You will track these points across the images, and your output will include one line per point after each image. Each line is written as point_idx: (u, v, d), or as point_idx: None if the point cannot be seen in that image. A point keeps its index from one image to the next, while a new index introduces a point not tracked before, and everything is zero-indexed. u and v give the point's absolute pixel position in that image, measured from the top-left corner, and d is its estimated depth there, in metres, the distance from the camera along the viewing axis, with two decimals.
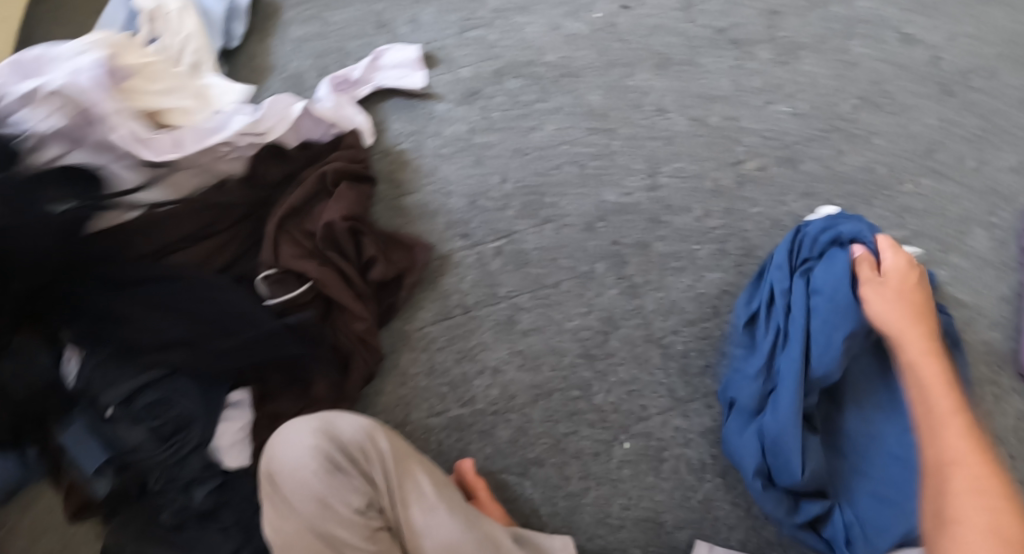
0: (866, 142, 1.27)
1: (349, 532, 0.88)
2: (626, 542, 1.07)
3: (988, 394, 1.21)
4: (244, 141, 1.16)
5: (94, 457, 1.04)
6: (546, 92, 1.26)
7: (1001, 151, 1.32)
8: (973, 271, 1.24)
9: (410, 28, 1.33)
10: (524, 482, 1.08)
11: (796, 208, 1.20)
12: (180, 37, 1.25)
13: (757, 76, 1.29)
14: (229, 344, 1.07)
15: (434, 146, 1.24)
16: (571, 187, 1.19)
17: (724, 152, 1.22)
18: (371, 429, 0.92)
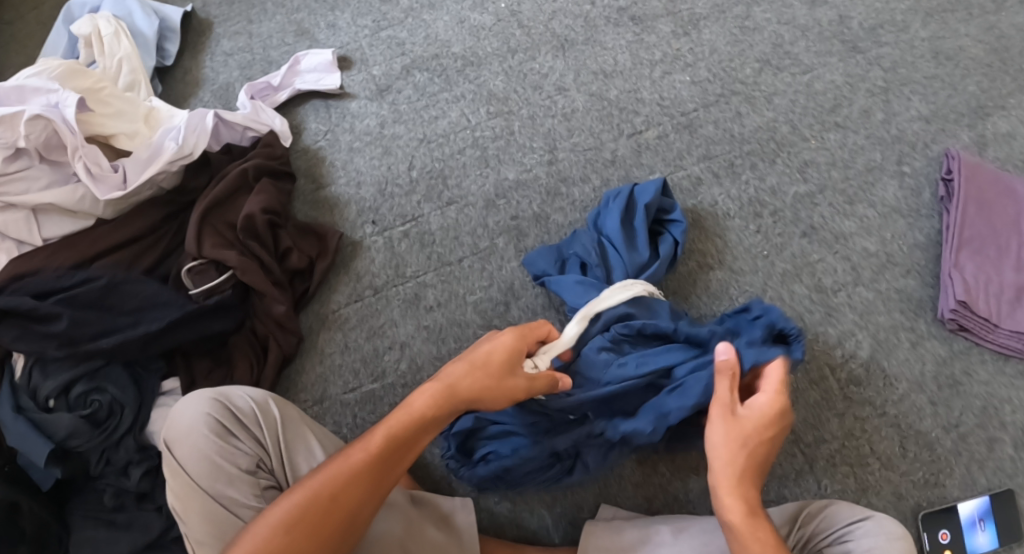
0: (766, 103, 1.30)
1: (238, 490, 0.97)
2: (532, 503, 1.12)
3: (902, 341, 1.19)
4: (174, 165, 1.22)
5: (31, 446, 1.11)
6: (451, 82, 1.33)
7: (911, 101, 1.31)
8: (881, 220, 1.25)
9: (328, 33, 1.41)
10: (435, 451, 1.15)
11: (695, 169, 1.26)
12: (116, 60, 1.34)
13: (657, 49, 1.33)
14: (131, 336, 1.14)
15: (348, 141, 1.32)
16: (472, 169, 1.26)
17: (620, 125, 1.28)
18: (262, 398, 1.03)
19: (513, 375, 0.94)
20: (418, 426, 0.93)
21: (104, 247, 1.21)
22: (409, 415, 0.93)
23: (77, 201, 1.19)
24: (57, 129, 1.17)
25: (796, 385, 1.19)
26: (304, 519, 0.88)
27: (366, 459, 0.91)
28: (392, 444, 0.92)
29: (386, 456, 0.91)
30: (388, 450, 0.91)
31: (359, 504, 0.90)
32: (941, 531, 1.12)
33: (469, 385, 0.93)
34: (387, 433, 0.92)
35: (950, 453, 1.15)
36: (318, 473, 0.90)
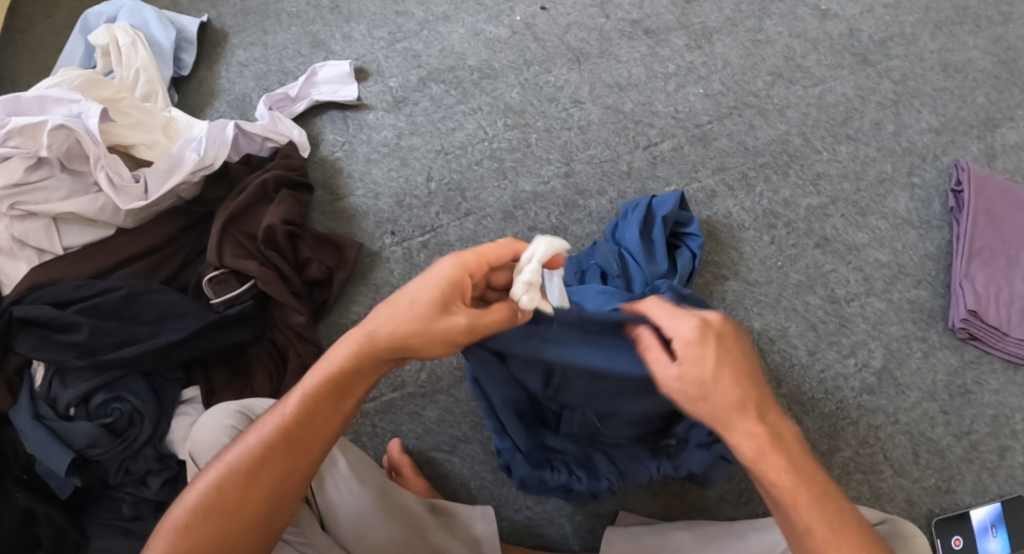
0: (779, 116, 1.32)
1: None
2: (552, 512, 1.13)
3: (914, 351, 1.21)
4: (195, 175, 1.23)
5: (51, 455, 1.13)
6: (467, 95, 1.34)
7: (920, 114, 1.33)
8: (893, 231, 1.26)
9: (343, 45, 1.42)
10: (453, 460, 1.16)
11: (709, 182, 1.28)
12: (133, 70, 1.34)
13: (670, 62, 1.35)
14: (151, 346, 1.14)
15: (365, 152, 1.33)
16: (489, 180, 1.28)
17: (635, 138, 1.30)
18: None
19: (447, 315, 0.82)
20: (331, 398, 0.86)
21: (123, 258, 1.21)
22: (308, 389, 0.86)
23: (98, 210, 1.20)
24: (79, 138, 1.17)
25: (811, 393, 1.19)
26: (216, 505, 0.84)
27: (262, 442, 0.86)
28: (303, 416, 0.86)
29: (292, 435, 0.86)
30: (297, 425, 0.86)
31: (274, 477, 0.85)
32: (955, 537, 1.13)
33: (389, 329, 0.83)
34: (300, 404, 0.86)
35: (962, 460, 1.17)
36: (233, 453, 0.86)
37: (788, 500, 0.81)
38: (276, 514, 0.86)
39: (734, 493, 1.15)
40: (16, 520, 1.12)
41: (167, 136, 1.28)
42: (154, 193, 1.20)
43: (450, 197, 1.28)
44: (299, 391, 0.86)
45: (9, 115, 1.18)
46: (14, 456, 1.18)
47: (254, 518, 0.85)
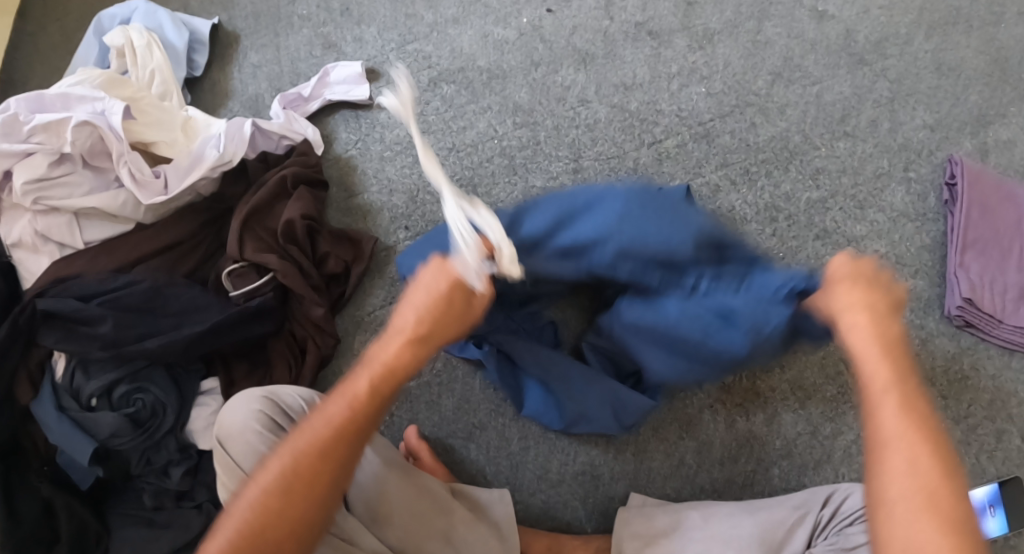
0: (779, 113, 1.37)
1: None
2: (566, 495, 1.17)
3: (913, 338, 1.26)
4: (215, 172, 1.26)
5: (75, 445, 1.14)
6: (477, 94, 1.39)
7: (915, 111, 1.38)
8: (890, 224, 1.31)
9: (355, 46, 1.46)
10: (470, 446, 1.20)
11: (713, 177, 1.32)
12: (149, 71, 1.37)
13: (673, 62, 1.40)
14: (176, 338, 1.16)
15: (378, 150, 1.37)
16: (501, 177, 1.33)
17: (640, 136, 1.34)
18: (309, 396, 1.07)
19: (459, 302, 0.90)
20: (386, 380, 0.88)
21: (145, 252, 1.24)
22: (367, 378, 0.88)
23: (119, 206, 1.22)
24: (103, 135, 1.20)
25: (814, 379, 1.23)
26: (276, 507, 0.83)
27: (331, 431, 0.85)
28: (353, 423, 0.86)
29: (354, 425, 0.86)
30: (351, 418, 0.86)
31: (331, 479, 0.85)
32: None
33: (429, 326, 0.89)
34: (350, 409, 0.86)
35: (960, 443, 1.22)
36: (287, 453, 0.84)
37: (896, 442, 0.80)
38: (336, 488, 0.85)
39: (741, 475, 1.20)
40: (37, 512, 1.15)
41: (187, 136, 1.32)
42: (174, 189, 1.23)
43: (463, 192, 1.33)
44: (343, 401, 0.87)
45: (33, 113, 1.21)
46: (35, 448, 1.19)
47: (311, 490, 0.84)
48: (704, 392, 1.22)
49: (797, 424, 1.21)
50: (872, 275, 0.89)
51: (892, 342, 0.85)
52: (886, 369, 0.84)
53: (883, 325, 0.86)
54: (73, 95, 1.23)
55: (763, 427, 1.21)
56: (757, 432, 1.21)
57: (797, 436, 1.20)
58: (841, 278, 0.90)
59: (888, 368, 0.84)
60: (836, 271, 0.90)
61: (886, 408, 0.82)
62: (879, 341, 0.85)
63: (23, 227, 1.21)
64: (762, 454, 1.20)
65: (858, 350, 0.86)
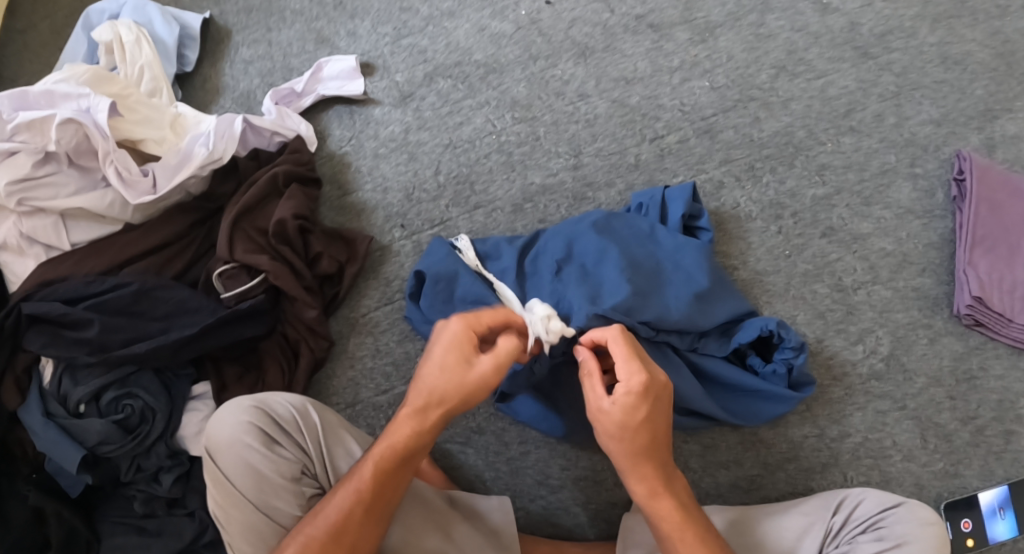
0: (783, 108, 1.34)
1: (285, 500, 0.96)
2: (566, 501, 1.14)
3: (920, 337, 1.23)
4: (205, 170, 1.23)
5: (62, 453, 1.11)
6: (474, 89, 1.35)
7: (921, 106, 1.35)
8: (896, 221, 1.28)
9: (349, 41, 1.42)
10: (468, 451, 1.16)
11: (716, 173, 1.30)
12: (138, 67, 1.34)
13: (675, 56, 1.36)
14: (164, 342, 1.13)
15: (373, 147, 1.34)
16: (498, 174, 1.30)
17: (641, 132, 1.31)
18: (302, 404, 1.02)
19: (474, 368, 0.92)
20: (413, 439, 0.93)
21: (133, 253, 1.20)
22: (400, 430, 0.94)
23: (107, 206, 1.19)
24: (88, 133, 1.16)
25: (820, 380, 1.21)
26: (316, 550, 0.91)
27: (364, 486, 0.92)
28: (385, 472, 0.93)
29: (386, 476, 0.93)
30: (380, 477, 0.93)
31: (367, 529, 0.93)
32: (963, 520, 1.15)
33: (439, 394, 0.92)
34: (382, 462, 0.93)
35: (968, 445, 1.19)
36: (332, 502, 0.93)
37: (673, 532, 0.93)
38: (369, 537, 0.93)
39: (746, 479, 1.18)
40: (25, 519, 1.12)
41: (177, 133, 1.28)
42: (162, 188, 1.20)
43: (460, 190, 1.30)
44: (372, 458, 0.93)
45: (17, 110, 1.18)
46: (22, 456, 1.16)
47: (366, 525, 0.92)
48: None
49: (803, 426, 1.19)
50: (639, 349, 0.95)
51: (660, 421, 0.93)
52: (632, 442, 0.92)
53: (649, 410, 0.91)
54: (58, 91, 1.19)
55: (768, 430, 1.19)
56: (762, 435, 1.19)
57: (803, 439, 1.18)
58: (616, 357, 0.93)
59: (647, 440, 0.92)
60: (614, 350, 0.94)
61: (635, 475, 0.93)
62: (638, 426, 0.91)
63: (8, 228, 1.17)
64: (767, 457, 1.18)
65: (610, 428, 0.92)
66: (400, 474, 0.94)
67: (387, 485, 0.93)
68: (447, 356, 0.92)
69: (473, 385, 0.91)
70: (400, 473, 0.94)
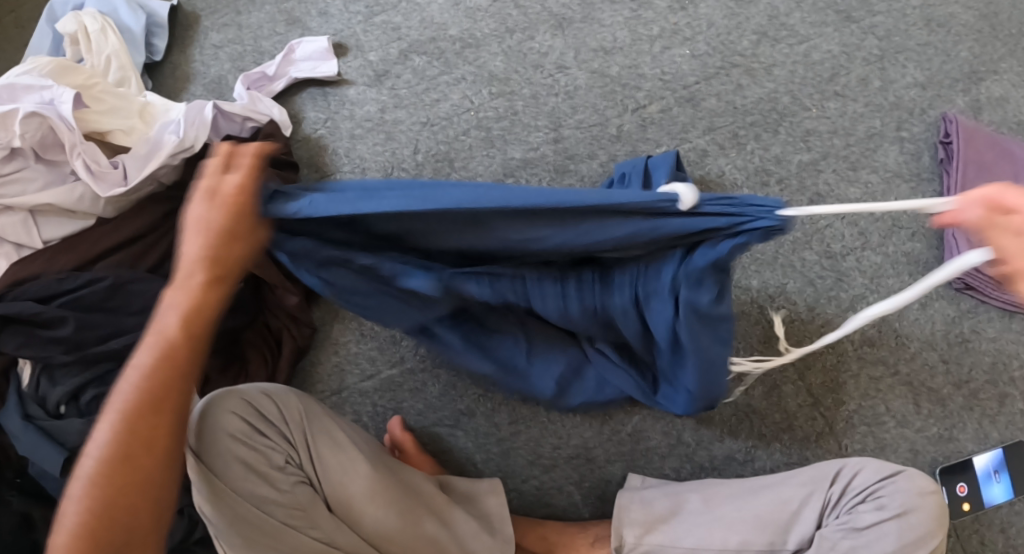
0: (766, 74, 1.31)
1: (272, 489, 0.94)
2: (559, 479, 1.13)
3: (913, 302, 1.20)
4: (177, 158, 1.17)
5: (42, 455, 1.06)
6: (450, 65, 1.32)
7: (905, 69, 1.32)
8: (885, 185, 1.26)
9: (320, 21, 1.38)
10: (457, 434, 1.15)
11: (700, 142, 1.27)
12: (104, 57, 1.29)
13: (655, 24, 1.34)
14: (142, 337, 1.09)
15: (348, 128, 1.30)
16: (477, 150, 1.27)
17: (622, 103, 1.29)
18: (284, 394, 0.99)
19: (244, 207, 0.81)
20: (184, 323, 0.85)
21: (105, 249, 1.16)
22: (141, 363, 0.85)
23: (76, 200, 1.14)
24: (52, 126, 1.12)
25: (813, 347, 1.18)
26: (116, 473, 0.83)
27: (156, 351, 0.85)
28: (148, 383, 0.85)
29: (189, 334, 0.85)
30: (182, 344, 0.85)
31: (134, 451, 0.84)
32: (958, 485, 1.14)
33: (208, 249, 0.81)
34: (180, 318, 0.84)
35: (962, 409, 1.17)
36: (95, 445, 0.84)
37: None
38: (164, 467, 0.86)
39: (741, 452, 1.15)
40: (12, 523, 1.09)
41: (146, 123, 1.24)
42: (133, 178, 1.15)
43: (439, 169, 1.27)
44: (170, 316, 0.84)
45: None
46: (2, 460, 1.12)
47: (126, 438, 0.84)
48: None
49: (797, 395, 1.16)
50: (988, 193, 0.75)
51: None
52: None
53: None
54: (20, 87, 1.15)
55: (762, 400, 1.16)
56: (755, 405, 1.16)
57: (797, 408, 1.16)
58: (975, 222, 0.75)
59: None
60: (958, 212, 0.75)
61: None
62: None
63: None
64: (762, 428, 1.15)
65: None
66: (184, 359, 0.86)
67: (187, 357, 0.86)
68: (195, 212, 0.81)
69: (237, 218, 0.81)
70: (183, 358, 0.86)
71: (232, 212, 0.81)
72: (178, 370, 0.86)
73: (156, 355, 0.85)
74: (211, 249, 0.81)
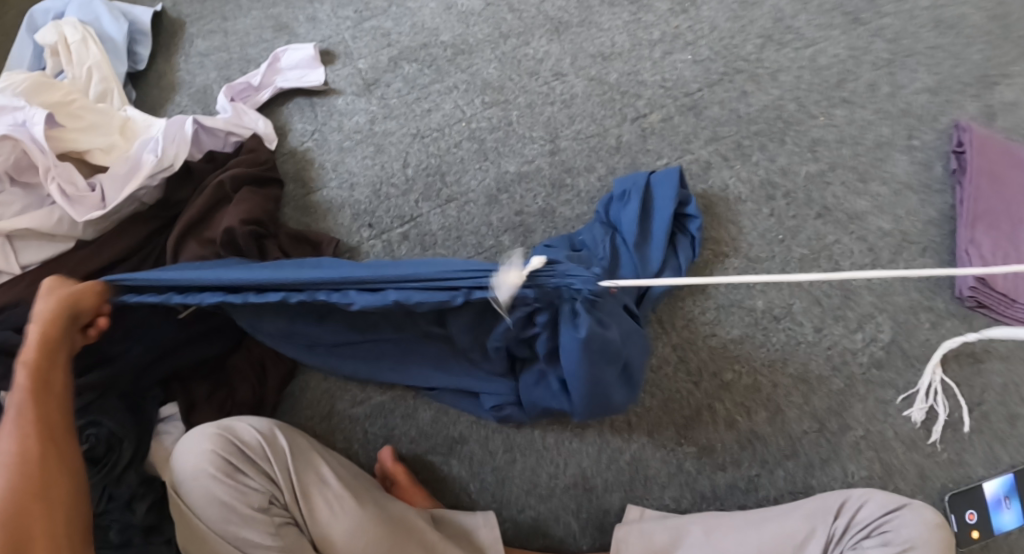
0: (771, 80, 1.26)
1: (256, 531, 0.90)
2: (557, 510, 1.10)
3: (923, 321, 1.15)
4: (155, 179, 1.14)
5: None
6: (442, 73, 1.27)
7: (916, 73, 1.27)
8: (895, 198, 1.21)
9: (308, 27, 1.33)
10: (451, 462, 1.12)
11: (703, 153, 1.23)
12: (85, 68, 1.24)
13: (655, 28, 1.28)
14: (122, 367, 1.05)
15: (337, 141, 1.26)
16: (470, 163, 1.22)
17: (621, 112, 1.24)
18: (268, 429, 0.96)
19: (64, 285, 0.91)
20: (43, 353, 0.86)
21: (86, 273, 1.12)
22: (14, 403, 0.83)
23: (55, 224, 1.10)
24: (25, 149, 1.07)
25: (819, 370, 1.14)
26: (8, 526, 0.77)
27: (36, 410, 0.83)
28: (30, 418, 0.83)
29: (42, 383, 0.85)
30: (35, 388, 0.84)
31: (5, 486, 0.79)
32: (967, 511, 1.09)
33: (88, 303, 0.91)
34: (28, 363, 0.85)
35: (973, 432, 1.13)
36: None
37: None
38: (71, 485, 0.83)
39: (744, 480, 1.11)
40: None
41: (127, 140, 1.19)
42: (112, 200, 1.11)
43: (431, 183, 1.22)
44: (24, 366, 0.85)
45: None
46: None
47: (37, 481, 0.80)
48: (698, 392, 1.13)
49: (802, 421, 1.12)
50: None
51: None
52: None
53: None
54: None
55: (766, 426, 1.12)
56: (759, 431, 1.12)
57: (802, 434, 1.12)
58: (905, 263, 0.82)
59: None
60: None
61: None
62: None
63: None
64: (766, 454, 1.11)
65: None
66: (61, 408, 0.86)
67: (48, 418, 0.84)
68: (42, 303, 0.89)
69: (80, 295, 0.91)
70: (52, 405, 0.85)
71: (98, 299, 0.92)
72: (59, 411, 0.85)
73: (27, 408, 0.83)
74: (65, 301, 0.89)
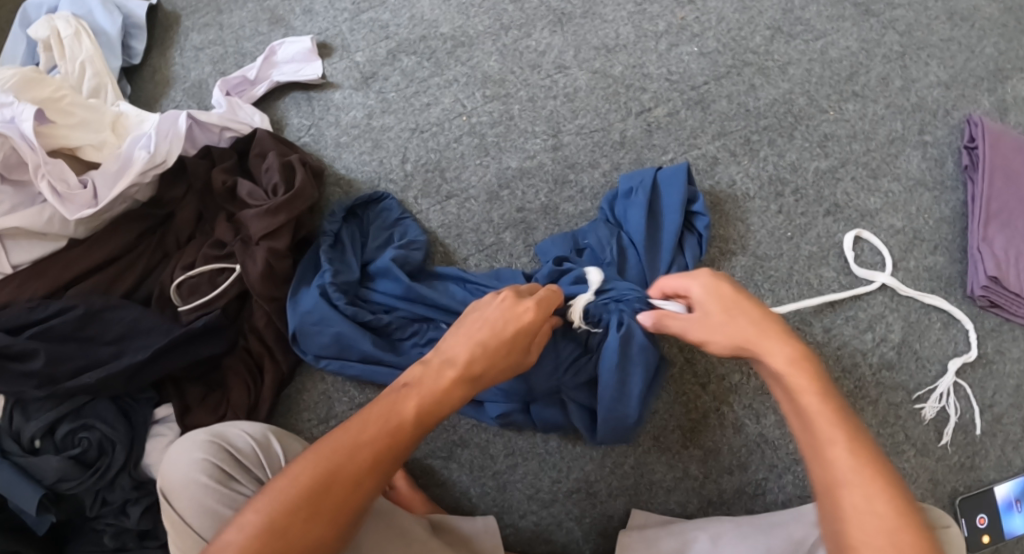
0: (780, 73, 1.23)
1: None
2: (559, 515, 1.08)
3: (934, 321, 1.13)
4: (147, 175, 1.11)
5: (18, 494, 0.99)
6: (441, 65, 1.24)
7: (928, 66, 1.23)
8: (906, 195, 1.18)
9: (304, 19, 1.30)
10: (451, 467, 1.10)
11: (710, 148, 1.19)
12: (78, 63, 1.20)
13: (661, 19, 1.25)
14: (115, 369, 1.03)
15: (334, 136, 1.23)
16: (470, 159, 1.19)
17: (626, 105, 1.21)
18: (262, 435, 0.94)
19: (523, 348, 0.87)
20: (394, 435, 0.80)
21: (78, 273, 1.09)
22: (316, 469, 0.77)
23: (45, 223, 1.07)
24: (14, 146, 1.05)
25: (828, 373, 1.11)
26: None
27: (357, 468, 0.78)
28: (350, 468, 0.77)
29: (416, 428, 0.81)
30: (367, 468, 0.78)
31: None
32: (978, 515, 1.06)
33: (483, 362, 0.84)
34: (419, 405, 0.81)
35: (985, 435, 1.10)
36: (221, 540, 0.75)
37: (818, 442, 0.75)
38: None
39: (751, 484, 1.08)
40: None
41: (119, 136, 1.16)
42: (104, 197, 1.08)
43: (430, 178, 1.19)
44: (371, 424, 0.79)
45: None
46: None
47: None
48: (706, 395, 1.10)
49: None
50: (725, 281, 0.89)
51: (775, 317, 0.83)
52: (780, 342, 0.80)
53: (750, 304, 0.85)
54: None
55: (774, 429, 1.08)
56: (768, 435, 1.08)
57: None
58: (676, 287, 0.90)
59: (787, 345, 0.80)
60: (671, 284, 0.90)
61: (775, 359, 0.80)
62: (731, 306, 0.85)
63: None
64: (773, 458, 1.08)
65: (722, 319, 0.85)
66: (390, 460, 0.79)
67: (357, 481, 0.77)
68: (491, 310, 0.87)
69: (527, 327, 0.87)
70: (392, 456, 0.79)
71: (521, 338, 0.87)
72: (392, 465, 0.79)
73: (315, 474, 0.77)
74: (484, 343, 0.85)
